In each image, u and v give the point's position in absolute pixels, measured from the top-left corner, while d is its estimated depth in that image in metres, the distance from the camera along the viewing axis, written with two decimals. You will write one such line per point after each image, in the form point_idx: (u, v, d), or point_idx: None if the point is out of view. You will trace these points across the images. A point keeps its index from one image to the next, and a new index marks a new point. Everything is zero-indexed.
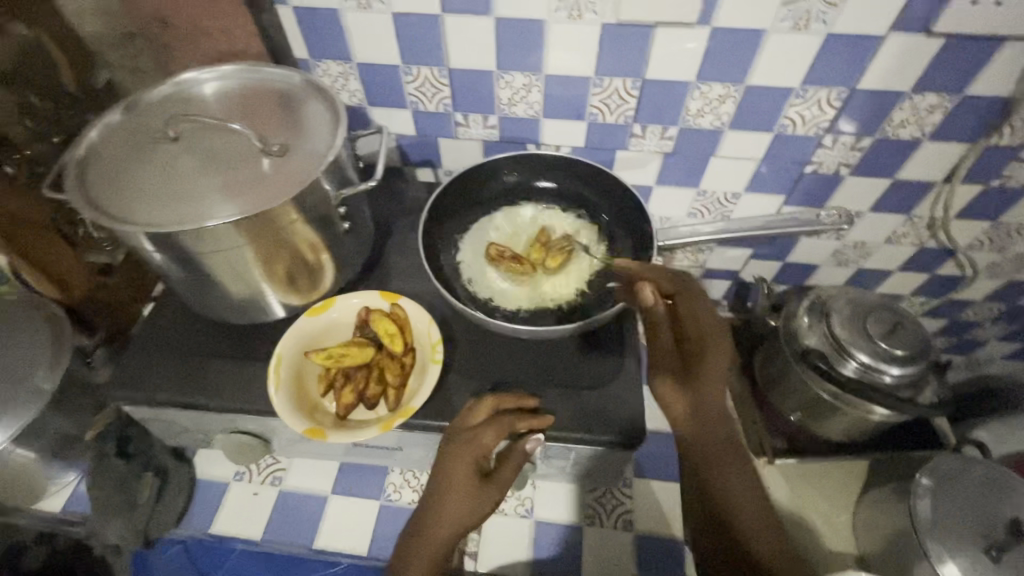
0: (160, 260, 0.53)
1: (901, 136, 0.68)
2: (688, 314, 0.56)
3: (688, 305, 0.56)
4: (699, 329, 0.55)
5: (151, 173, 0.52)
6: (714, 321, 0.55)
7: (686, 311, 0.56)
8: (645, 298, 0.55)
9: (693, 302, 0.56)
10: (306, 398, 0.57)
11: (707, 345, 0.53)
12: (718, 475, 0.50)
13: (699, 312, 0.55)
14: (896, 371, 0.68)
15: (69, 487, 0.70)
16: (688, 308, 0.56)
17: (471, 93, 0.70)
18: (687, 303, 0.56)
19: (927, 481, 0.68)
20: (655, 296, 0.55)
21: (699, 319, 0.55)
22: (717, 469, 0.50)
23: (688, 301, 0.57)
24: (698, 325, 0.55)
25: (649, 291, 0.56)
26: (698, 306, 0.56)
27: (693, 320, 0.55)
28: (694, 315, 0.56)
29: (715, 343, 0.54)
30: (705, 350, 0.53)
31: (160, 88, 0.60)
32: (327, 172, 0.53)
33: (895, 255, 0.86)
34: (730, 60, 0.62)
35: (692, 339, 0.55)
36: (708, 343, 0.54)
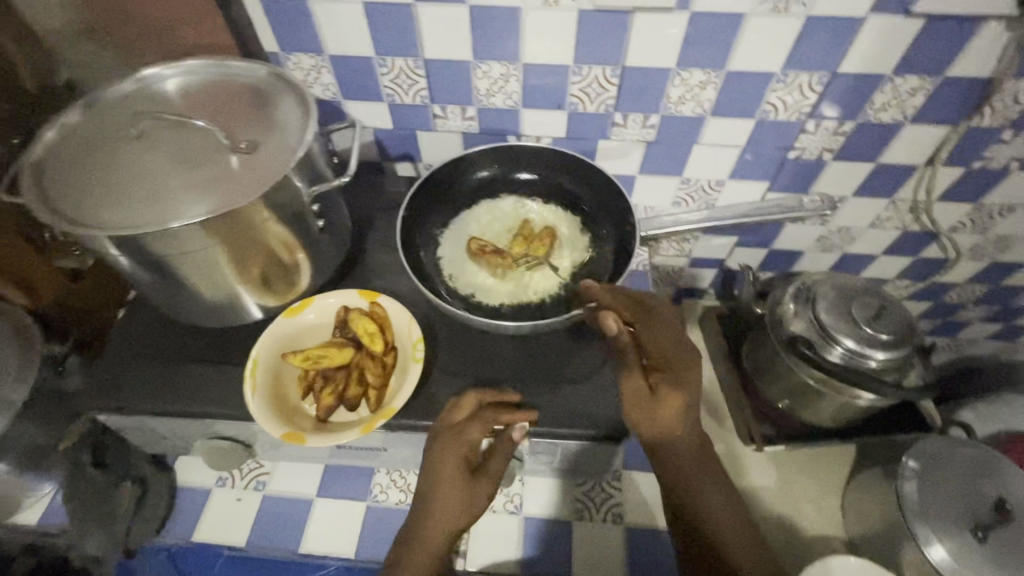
0: (126, 263, 0.51)
1: (883, 120, 0.67)
2: (651, 340, 0.56)
3: (650, 332, 0.57)
4: (663, 355, 0.55)
5: (113, 174, 0.50)
6: (678, 345, 0.56)
7: (650, 338, 0.57)
8: (608, 330, 0.55)
9: (656, 328, 0.57)
10: (285, 402, 0.55)
11: (673, 373, 0.54)
12: (695, 494, 0.55)
13: (661, 338, 0.56)
14: (881, 356, 0.68)
15: (46, 498, 0.68)
16: (651, 334, 0.57)
17: (448, 84, 0.69)
18: (650, 329, 0.57)
19: (914, 463, 0.69)
20: (618, 325, 0.55)
21: (663, 346, 0.56)
22: (694, 487, 0.55)
23: (650, 328, 0.57)
24: (661, 352, 0.56)
25: (614, 321, 0.55)
26: (660, 333, 0.57)
27: (657, 344, 0.56)
28: (657, 342, 0.56)
29: (680, 368, 0.54)
30: (671, 378, 0.54)
31: (121, 86, 0.57)
32: (298, 168, 0.52)
33: (879, 239, 0.86)
34: (710, 45, 0.61)
35: (656, 366, 0.55)
36: (673, 369, 0.54)
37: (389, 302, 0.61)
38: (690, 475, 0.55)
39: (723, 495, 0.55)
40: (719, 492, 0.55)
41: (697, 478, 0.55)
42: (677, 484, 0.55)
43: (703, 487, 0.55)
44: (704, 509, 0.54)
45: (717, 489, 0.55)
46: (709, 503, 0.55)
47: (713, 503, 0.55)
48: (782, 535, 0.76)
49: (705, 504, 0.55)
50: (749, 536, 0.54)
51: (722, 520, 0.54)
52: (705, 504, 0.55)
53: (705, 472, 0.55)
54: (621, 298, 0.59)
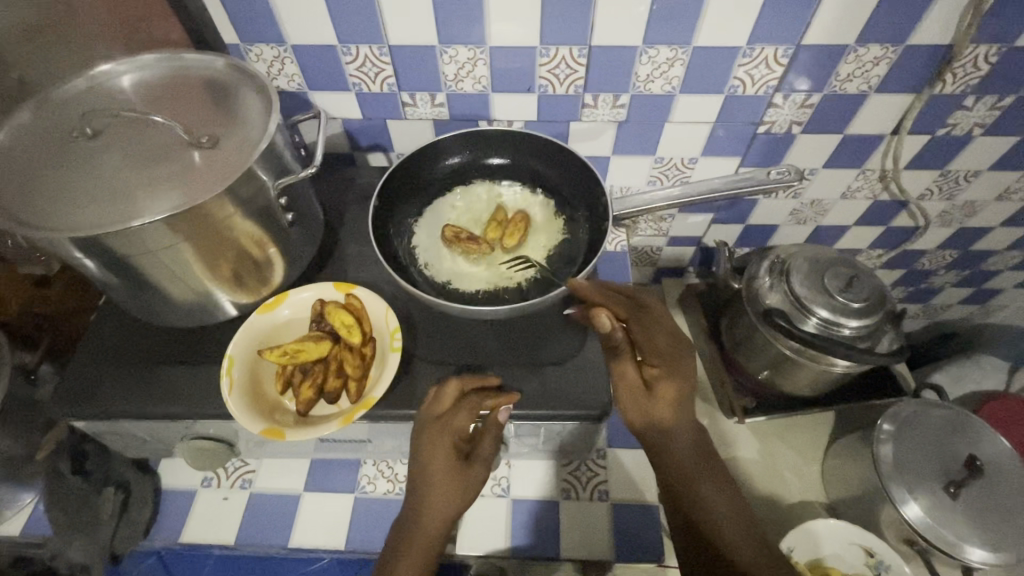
0: (90, 266, 0.50)
1: (848, 90, 0.68)
2: (644, 337, 0.57)
3: (643, 329, 0.58)
4: (657, 351, 0.56)
5: (68, 174, 0.49)
6: (671, 340, 0.57)
7: (643, 335, 0.57)
8: (603, 327, 0.56)
9: (648, 324, 0.58)
10: (264, 399, 0.55)
11: (668, 369, 0.56)
12: (694, 487, 0.54)
13: (654, 335, 0.57)
14: (855, 324, 0.70)
15: (25, 511, 0.66)
16: (644, 331, 0.57)
17: (415, 71, 0.68)
18: (642, 326, 0.58)
19: (889, 426, 0.70)
20: (612, 322, 0.56)
21: (658, 341, 0.57)
22: (693, 482, 0.54)
23: (644, 324, 0.58)
24: (655, 348, 0.57)
25: (607, 318, 0.56)
26: (654, 330, 0.58)
27: (651, 340, 0.57)
28: (651, 338, 0.57)
29: (674, 362, 0.56)
30: (665, 372, 0.55)
31: (74, 83, 0.56)
32: (261, 161, 0.51)
33: (851, 210, 0.87)
34: (676, 22, 0.61)
35: (650, 361, 0.57)
36: (668, 364, 0.56)
37: (364, 292, 0.60)
38: (687, 471, 0.54)
39: (723, 491, 0.55)
40: (719, 488, 0.55)
41: (695, 474, 0.54)
42: (675, 482, 0.55)
43: (703, 483, 0.54)
44: (702, 505, 0.53)
45: (716, 484, 0.55)
46: (706, 494, 0.54)
47: (713, 500, 0.54)
48: (766, 504, 0.78)
49: (704, 500, 0.54)
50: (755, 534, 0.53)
51: (723, 517, 0.53)
52: (704, 500, 0.54)
53: (703, 467, 0.55)
54: (611, 296, 0.60)
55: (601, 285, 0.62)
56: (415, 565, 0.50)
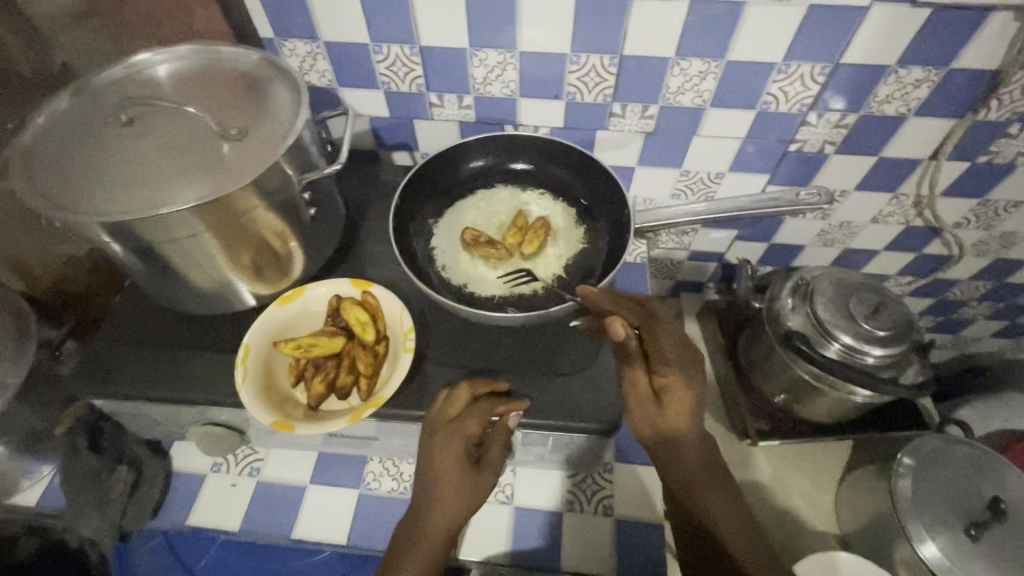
0: (117, 250, 0.51)
1: (886, 112, 0.66)
2: (654, 345, 0.55)
3: (653, 337, 0.56)
4: (666, 360, 0.55)
5: (101, 160, 0.50)
6: (681, 349, 0.56)
7: (654, 343, 0.56)
8: (617, 334, 0.54)
9: (660, 331, 0.56)
10: (276, 391, 0.55)
11: (679, 377, 0.54)
12: (702, 496, 0.53)
13: (666, 343, 0.55)
14: (879, 353, 0.68)
15: (43, 482, 0.68)
16: (655, 340, 0.56)
17: (444, 72, 0.68)
18: (654, 334, 0.56)
19: (909, 460, 0.68)
20: (627, 329, 0.54)
21: (668, 350, 0.55)
22: (699, 491, 0.53)
23: (655, 331, 0.56)
24: (665, 357, 0.55)
25: (621, 324, 0.54)
26: (664, 337, 0.56)
27: (662, 348, 0.55)
28: (662, 347, 0.55)
29: (685, 371, 0.55)
30: (671, 381, 0.54)
31: (112, 71, 0.57)
32: (288, 155, 0.51)
33: (882, 234, 0.85)
34: (710, 34, 0.60)
35: (659, 368, 0.55)
36: (676, 371, 0.55)
37: (380, 291, 0.60)
38: (694, 481, 0.54)
39: (730, 504, 0.53)
40: (726, 500, 0.53)
41: (702, 484, 0.53)
42: (683, 491, 0.54)
43: (710, 493, 0.53)
44: (708, 516, 0.52)
45: (724, 495, 0.53)
46: (715, 503, 0.53)
47: (722, 512, 0.52)
48: (774, 531, 0.76)
49: (712, 509, 0.53)
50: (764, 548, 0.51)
51: (733, 529, 0.52)
52: (711, 511, 0.52)
53: (711, 477, 0.54)
54: (622, 301, 0.58)
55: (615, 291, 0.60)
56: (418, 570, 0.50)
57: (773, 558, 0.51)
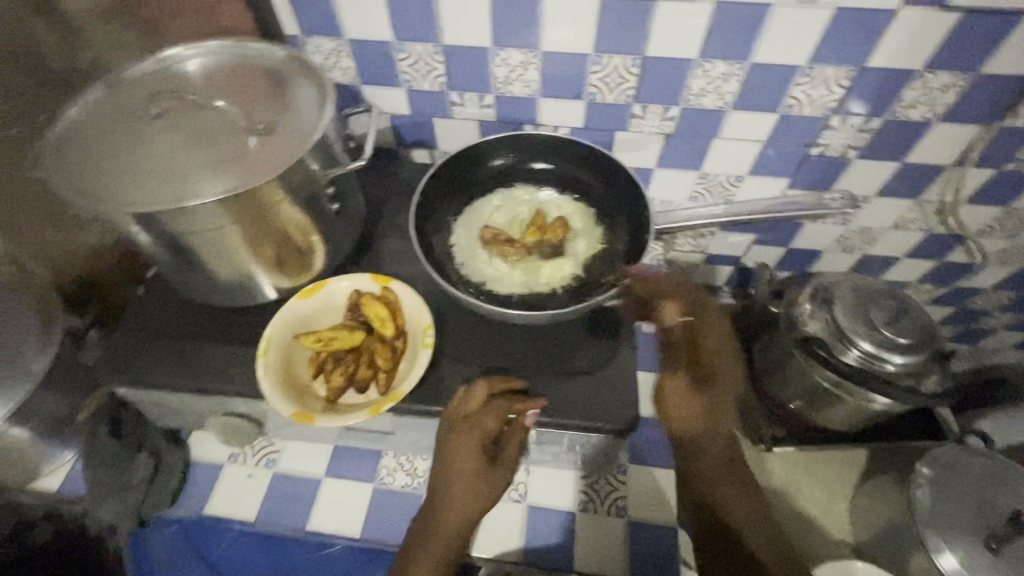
0: (145, 240, 0.52)
1: (911, 117, 0.66)
2: (701, 338, 0.59)
3: (702, 327, 0.59)
4: (711, 355, 0.58)
5: (131, 152, 0.51)
6: (725, 346, 0.59)
7: (701, 336, 0.59)
8: (665, 316, 0.59)
9: (709, 326, 0.59)
10: (296, 383, 0.56)
11: (719, 370, 0.57)
12: (722, 492, 0.55)
13: (712, 336, 0.59)
14: (899, 361, 0.67)
15: (66, 466, 0.69)
16: (703, 333, 0.59)
17: (466, 71, 0.69)
18: (704, 329, 0.59)
19: (927, 471, 0.67)
20: (677, 314, 0.59)
21: (712, 342, 0.59)
22: (721, 490, 0.54)
23: (704, 323, 0.59)
24: (710, 352, 0.58)
25: (673, 309, 0.59)
26: (711, 330, 0.59)
27: (708, 339, 0.59)
28: (709, 341, 0.59)
29: (725, 365, 0.58)
30: (712, 376, 0.57)
31: (144, 65, 0.58)
32: (313, 151, 0.52)
33: (903, 241, 0.84)
34: (734, 37, 0.60)
35: (701, 364, 0.57)
36: (719, 369, 0.57)
37: (400, 287, 0.61)
38: (719, 480, 0.55)
39: (750, 502, 0.55)
40: (748, 500, 0.55)
41: (726, 483, 0.55)
42: (704, 485, 0.55)
43: (729, 489, 0.55)
44: (727, 510, 0.54)
45: (745, 497, 0.55)
46: (733, 500, 0.54)
47: (740, 509, 0.54)
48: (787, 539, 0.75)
49: (731, 505, 0.54)
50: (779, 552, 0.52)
51: (749, 526, 0.53)
52: (729, 507, 0.54)
53: (734, 479, 0.55)
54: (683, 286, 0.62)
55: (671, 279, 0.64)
56: (432, 564, 0.50)
57: (786, 559, 0.52)
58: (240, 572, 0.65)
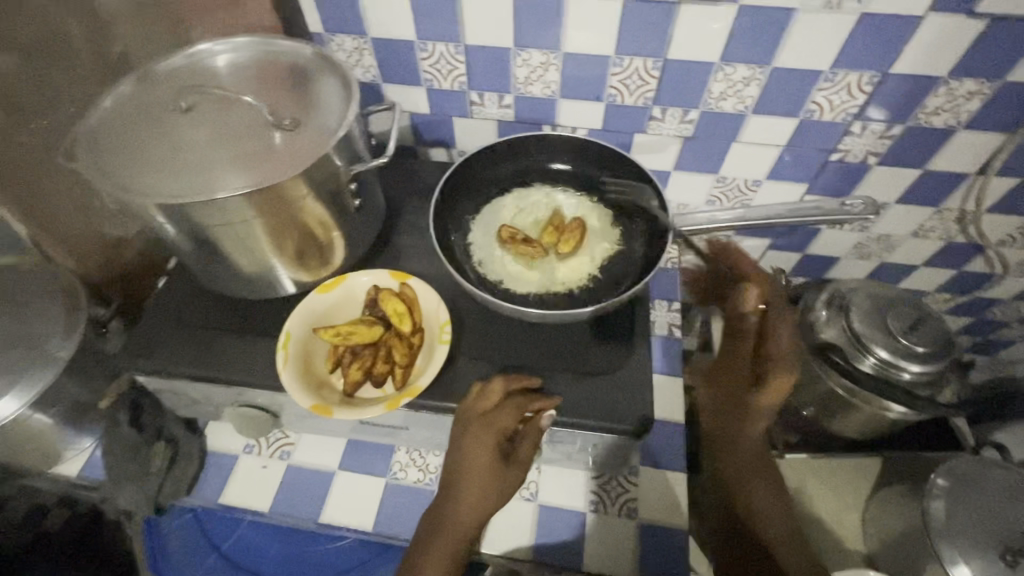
0: (171, 232, 0.53)
1: (934, 124, 0.65)
2: (770, 329, 0.65)
3: (775, 322, 0.65)
4: (778, 351, 0.64)
5: (161, 145, 0.52)
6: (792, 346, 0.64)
7: (772, 329, 0.65)
8: (745, 301, 0.66)
9: (781, 322, 0.65)
10: (314, 375, 0.57)
11: (781, 363, 0.63)
12: (749, 487, 0.62)
13: (782, 331, 0.65)
14: (916, 370, 0.66)
15: (85, 453, 0.70)
16: (775, 328, 0.65)
17: (487, 71, 0.69)
18: (774, 324, 0.66)
19: (943, 481, 0.66)
20: (755, 303, 0.66)
21: (782, 338, 0.64)
22: (750, 483, 0.63)
23: (775, 318, 0.65)
24: (776, 346, 0.64)
25: (752, 296, 0.66)
26: (783, 327, 0.65)
27: (780, 334, 0.64)
28: (778, 336, 0.64)
29: (786, 360, 0.63)
30: (776, 366, 0.62)
31: (174, 59, 0.59)
32: (337, 147, 0.53)
33: (921, 249, 0.83)
34: (756, 40, 0.60)
35: (766, 355, 0.64)
36: (781, 363, 0.63)
37: (418, 283, 0.61)
38: (746, 474, 0.63)
39: (771, 498, 0.63)
40: (770, 496, 0.63)
41: (752, 478, 0.63)
42: (732, 478, 0.63)
43: (756, 484, 0.63)
44: (751, 504, 0.62)
45: (767, 488, 0.63)
46: (758, 495, 0.62)
47: (764, 502, 0.62)
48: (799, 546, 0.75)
49: (756, 499, 0.62)
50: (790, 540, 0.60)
51: (769, 517, 0.61)
52: (755, 500, 0.62)
53: (759, 472, 0.63)
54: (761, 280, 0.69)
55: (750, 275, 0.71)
56: (444, 558, 0.51)
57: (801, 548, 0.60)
58: (253, 561, 0.67)
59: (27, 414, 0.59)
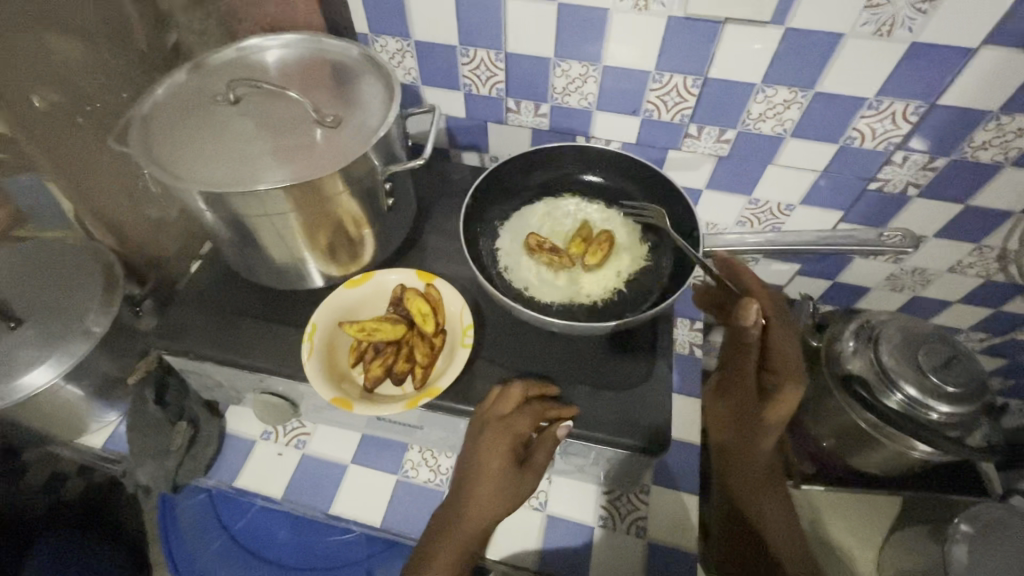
0: (209, 218, 0.54)
1: (980, 159, 0.63)
2: (772, 342, 0.59)
3: (779, 335, 0.58)
4: (785, 364, 0.59)
5: (207, 133, 0.54)
6: (797, 358, 0.59)
7: (775, 341, 0.59)
8: (746, 316, 0.57)
9: (785, 332, 0.59)
10: (336, 367, 0.58)
11: (786, 377, 0.59)
12: (756, 502, 0.63)
13: (785, 345, 0.59)
14: (945, 410, 0.64)
15: (110, 427, 0.72)
16: (779, 339, 0.58)
17: (526, 79, 0.70)
18: (777, 335, 0.59)
19: (967, 527, 0.64)
20: (757, 317, 0.57)
21: (787, 351, 0.59)
22: (756, 497, 0.64)
23: (778, 330, 0.58)
24: (783, 360, 0.59)
25: (755, 310, 0.57)
26: (787, 338, 0.59)
27: (783, 347, 0.59)
28: (783, 350, 0.59)
29: (794, 375, 0.59)
30: (786, 384, 0.59)
31: (226, 52, 0.61)
32: (376, 147, 0.54)
33: (957, 285, 0.81)
34: (799, 64, 0.59)
35: (770, 369, 0.60)
36: (789, 376, 0.59)
37: (444, 285, 0.62)
38: (754, 489, 0.64)
39: (777, 512, 0.64)
40: (775, 509, 0.64)
41: (760, 492, 0.64)
42: (743, 491, 0.64)
43: (763, 499, 0.64)
44: (759, 518, 0.62)
45: (773, 502, 0.64)
46: (765, 510, 0.63)
47: (771, 515, 0.63)
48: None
49: (763, 513, 0.63)
50: (802, 561, 0.61)
51: (775, 530, 0.62)
52: (762, 514, 0.63)
53: (766, 484, 0.65)
54: (763, 293, 0.61)
55: (747, 278, 0.62)
56: (449, 560, 0.50)
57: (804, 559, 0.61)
58: (261, 545, 0.70)
59: (59, 385, 0.61)
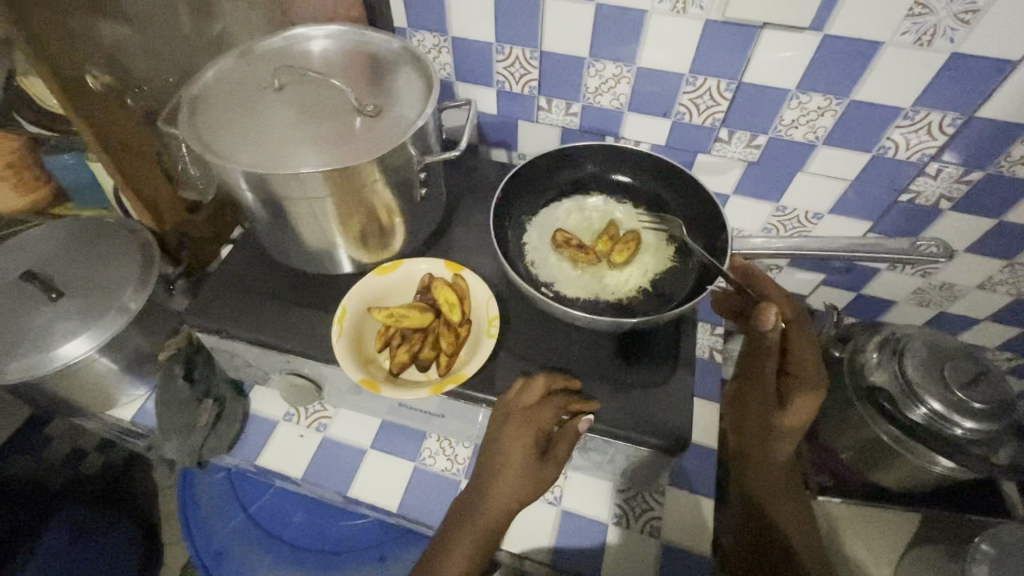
0: (248, 199, 0.56)
1: (1017, 173, 0.62)
2: (792, 344, 0.59)
3: (799, 337, 0.59)
4: (804, 369, 0.59)
5: (252, 117, 0.55)
6: (816, 363, 0.59)
7: (794, 345, 0.59)
8: (766, 321, 0.57)
9: (803, 336, 0.60)
10: (363, 351, 0.59)
11: (805, 381, 0.58)
12: (774, 508, 0.63)
13: (804, 348, 0.59)
14: (970, 426, 0.63)
15: (138, 401, 0.73)
16: (799, 343, 0.59)
17: (560, 78, 0.71)
18: (797, 338, 0.59)
19: (987, 547, 0.62)
20: (777, 322, 0.56)
21: (805, 353, 0.59)
22: (774, 502, 0.63)
23: (796, 332, 0.60)
24: (803, 364, 0.59)
25: (774, 315, 0.56)
26: (805, 342, 0.59)
27: (801, 349, 0.59)
28: (802, 353, 0.59)
29: (813, 379, 0.58)
30: (806, 390, 0.58)
31: (272, 40, 0.63)
32: (413, 138, 0.55)
33: (987, 302, 0.80)
34: (836, 72, 0.59)
35: (790, 375, 0.59)
36: (806, 381, 0.58)
37: (471, 276, 0.63)
38: (775, 495, 0.63)
39: (796, 514, 0.63)
40: (795, 515, 0.63)
41: (781, 499, 0.63)
42: (764, 496, 0.64)
43: (783, 506, 0.63)
44: (775, 522, 0.62)
45: (793, 508, 0.63)
46: (784, 515, 0.63)
47: (790, 520, 0.63)
48: None
49: (782, 518, 0.62)
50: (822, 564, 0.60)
51: (795, 534, 0.62)
52: (780, 518, 0.62)
53: (788, 492, 0.64)
54: (782, 298, 0.61)
55: (763, 282, 0.63)
56: (469, 546, 0.51)
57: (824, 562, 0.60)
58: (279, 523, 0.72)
59: (95, 358, 0.63)
